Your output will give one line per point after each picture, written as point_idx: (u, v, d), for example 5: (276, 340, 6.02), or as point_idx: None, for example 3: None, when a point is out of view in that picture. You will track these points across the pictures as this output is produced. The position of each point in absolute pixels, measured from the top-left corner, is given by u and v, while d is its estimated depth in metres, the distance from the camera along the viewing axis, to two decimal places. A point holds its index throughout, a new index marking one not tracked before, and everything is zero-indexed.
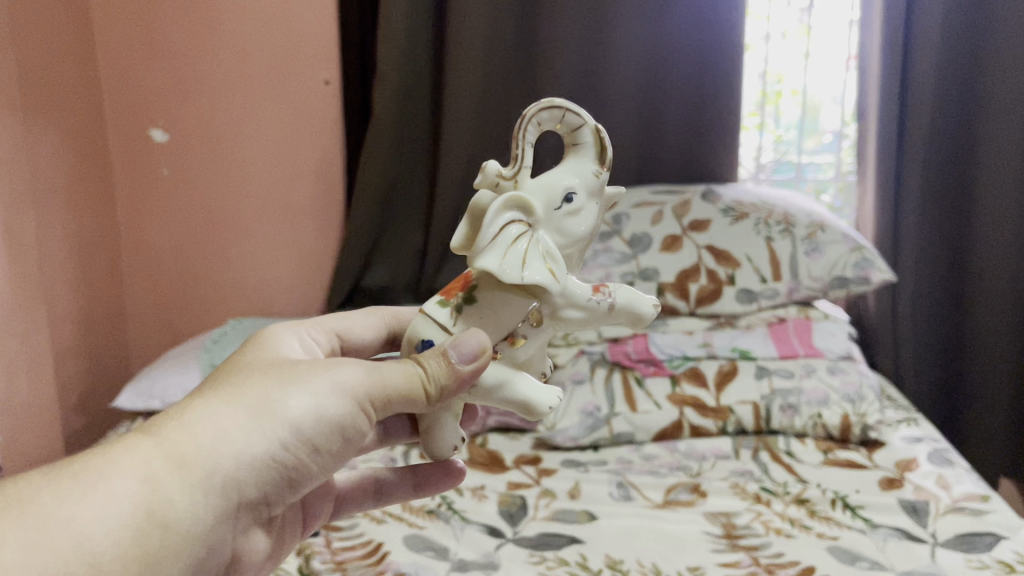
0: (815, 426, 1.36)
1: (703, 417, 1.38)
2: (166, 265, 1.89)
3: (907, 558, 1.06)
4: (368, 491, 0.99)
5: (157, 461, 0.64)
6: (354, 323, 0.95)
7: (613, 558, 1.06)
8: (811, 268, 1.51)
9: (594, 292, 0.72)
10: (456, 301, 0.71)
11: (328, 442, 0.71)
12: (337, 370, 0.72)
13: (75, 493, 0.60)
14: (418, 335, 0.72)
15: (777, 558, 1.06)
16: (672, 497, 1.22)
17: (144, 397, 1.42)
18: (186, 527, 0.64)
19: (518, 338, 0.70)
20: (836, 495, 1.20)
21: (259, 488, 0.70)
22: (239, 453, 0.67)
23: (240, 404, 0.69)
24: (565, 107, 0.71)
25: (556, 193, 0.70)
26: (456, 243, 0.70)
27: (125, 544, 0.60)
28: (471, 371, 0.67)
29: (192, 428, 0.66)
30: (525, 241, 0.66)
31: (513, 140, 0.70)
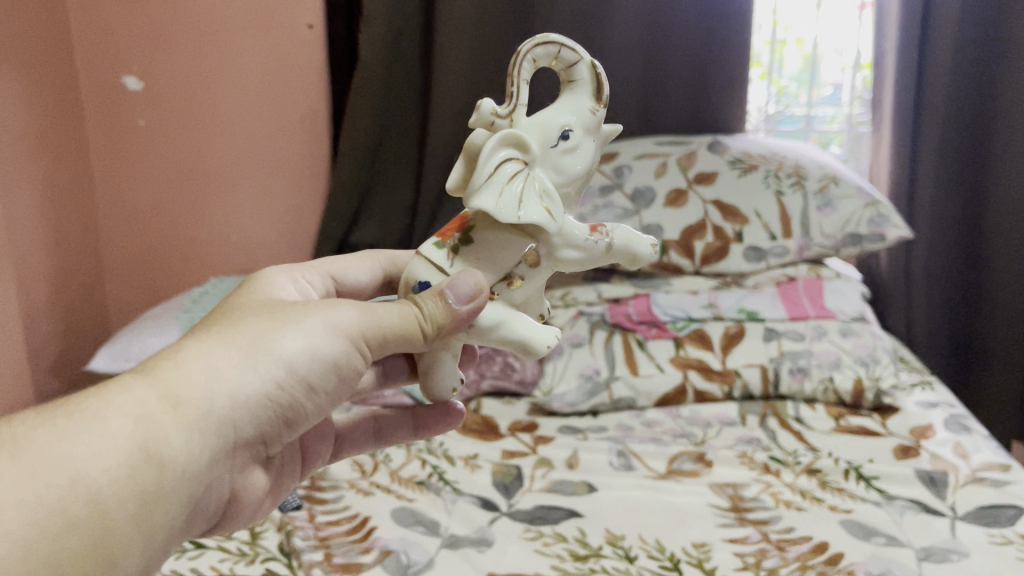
0: (825, 390, 1.30)
1: (707, 381, 1.31)
2: (144, 222, 1.79)
3: (925, 532, 1.00)
4: (368, 431, 0.91)
5: (152, 399, 0.57)
6: (344, 265, 0.86)
7: (614, 534, 1.00)
8: (822, 224, 1.43)
9: (591, 232, 0.64)
10: (453, 241, 0.64)
11: (324, 379, 0.64)
12: (332, 311, 0.64)
13: (67, 428, 0.53)
14: (413, 275, 0.65)
15: (788, 534, 1.00)
16: (675, 468, 1.16)
17: (120, 359, 1.35)
18: (186, 462, 0.58)
19: (515, 279, 0.64)
20: (850, 466, 1.14)
21: (255, 426, 0.63)
22: (235, 393, 0.60)
23: (234, 345, 0.62)
24: (560, 43, 0.62)
25: (552, 129, 0.62)
26: (452, 185, 0.62)
27: (126, 479, 0.53)
28: (468, 311, 0.60)
29: (190, 367, 0.60)
30: (521, 181, 0.59)
31: (510, 75, 0.62)
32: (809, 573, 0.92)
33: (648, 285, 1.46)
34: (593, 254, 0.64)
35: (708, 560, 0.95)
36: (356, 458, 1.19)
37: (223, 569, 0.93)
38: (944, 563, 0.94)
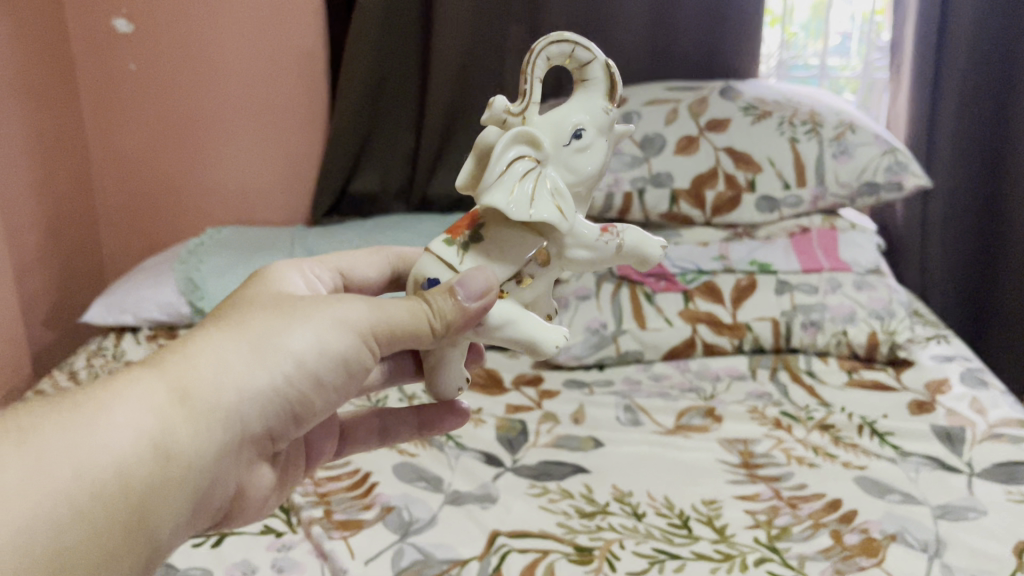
0: (838, 344, 1.27)
1: (717, 335, 1.28)
2: (137, 170, 1.75)
3: (942, 490, 0.97)
4: (375, 429, 0.86)
5: (162, 393, 0.53)
6: (352, 261, 0.79)
7: (621, 491, 0.98)
8: (838, 173, 1.38)
9: (602, 232, 0.60)
10: (463, 238, 0.59)
11: (333, 375, 0.60)
12: (342, 305, 0.60)
13: (76, 417, 0.50)
14: (422, 274, 0.61)
15: (800, 491, 0.97)
16: (684, 423, 1.13)
17: (116, 311, 1.32)
18: (194, 453, 0.54)
19: (524, 277, 0.60)
20: (863, 422, 1.11)
21: (264, 422, 0.59)
22: (242, 389, 0.56)
23: (241, 340, 0.57)
24: (575, 41, 0.59)
25: (564, 129, 0.59)
26: (462, 182, 0.60)
27: (132, 471, 0.50)
28: (478, 308, 0.56)
29: (198, 360, 0.55)
30: (533, 180, 0.56)
31: (522, 73, 0.59)
32: (822, 531, 0.90)
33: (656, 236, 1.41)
34: (603, 254, 0.61)
35: (719, 518, 0.93)
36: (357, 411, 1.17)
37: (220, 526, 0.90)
38: (960, 521, 0.91)
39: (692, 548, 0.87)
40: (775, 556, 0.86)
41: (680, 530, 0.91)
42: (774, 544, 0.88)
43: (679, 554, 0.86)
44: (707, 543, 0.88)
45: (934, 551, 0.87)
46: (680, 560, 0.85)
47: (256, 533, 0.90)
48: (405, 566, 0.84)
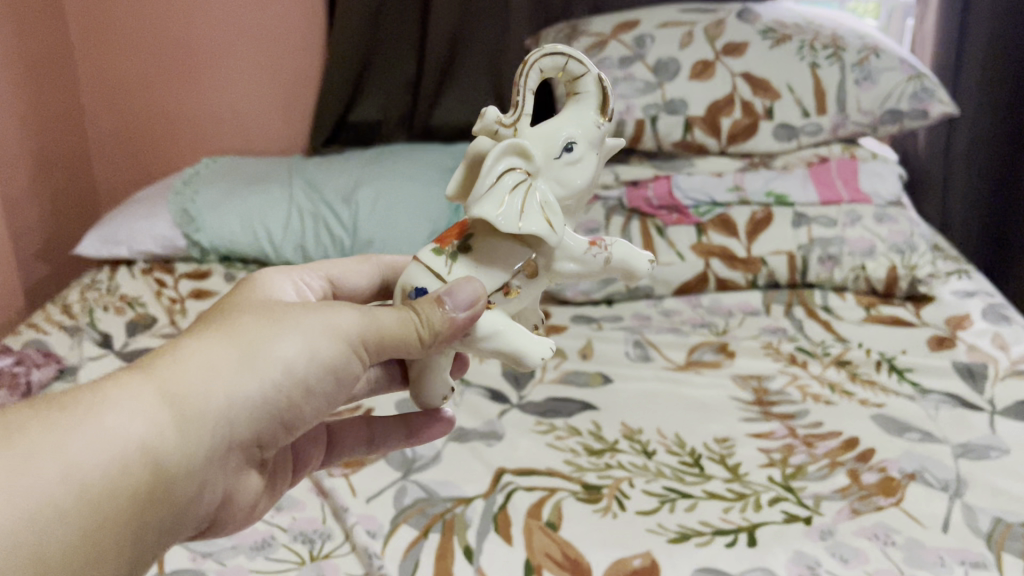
0: (856, 279, 1.23)
1: (731, 269, 1.24)
2: (131, 98, 1.69)
3: (962, 428, 0.94)
4: (361, 438, 0.74)
5: (152, 399, 0.47)
6: (343, 267, 0.69)
7: (630, 428, 0.95)
8: (860, 100, 1.31)
9: (589, 246, 0.55)
10: (451, 248, 0.54)
11: (322, 383, 0.54)
12: (333, 311, 0.54)
13: (59, 420, 0.44)
14: (409, 282, 0.55)
15: (816, 429, 0.94)
16: (695, 359, 1.10)
17: (109, 244, 1.30)
18: (183, 461, 0.48)
19: (512, 288, 0.53)
20: (882, 358, 1.07)
21: (253, 428, 0.52)
22: (231, 395, 0.50)
23: (229, 343, 0.51)
24: (569, 54, 0.53)
25: (555, 141, 0.53)
26: (451, 193, 0.54)
27: (115, 483, 0.44)
28: (466, 317, 0.50)
29: (188, 362, 0.49)
30: (522, 193, 0.50)
31: (515, 84, 0.53)
32: (838, 470, 0.87)
33: (669, 167, 1.36)
34: (590, 267, 0.55)
35: (732, 456, 0.90)
36: None
37: None
38: (981, 460, 0.88)
39: (704, 487, 0.85)
40: (790, 495, 0.83)
41: (691, 468, 0.88)
42: (789, 483, 0.85)
43: (690, 493, 0.84)
44: (720, 482, 0.85)
45: (955, 491, 0.84)
46: (692, 499, 0.83)
47: None
48: (408, 503, 0.82)
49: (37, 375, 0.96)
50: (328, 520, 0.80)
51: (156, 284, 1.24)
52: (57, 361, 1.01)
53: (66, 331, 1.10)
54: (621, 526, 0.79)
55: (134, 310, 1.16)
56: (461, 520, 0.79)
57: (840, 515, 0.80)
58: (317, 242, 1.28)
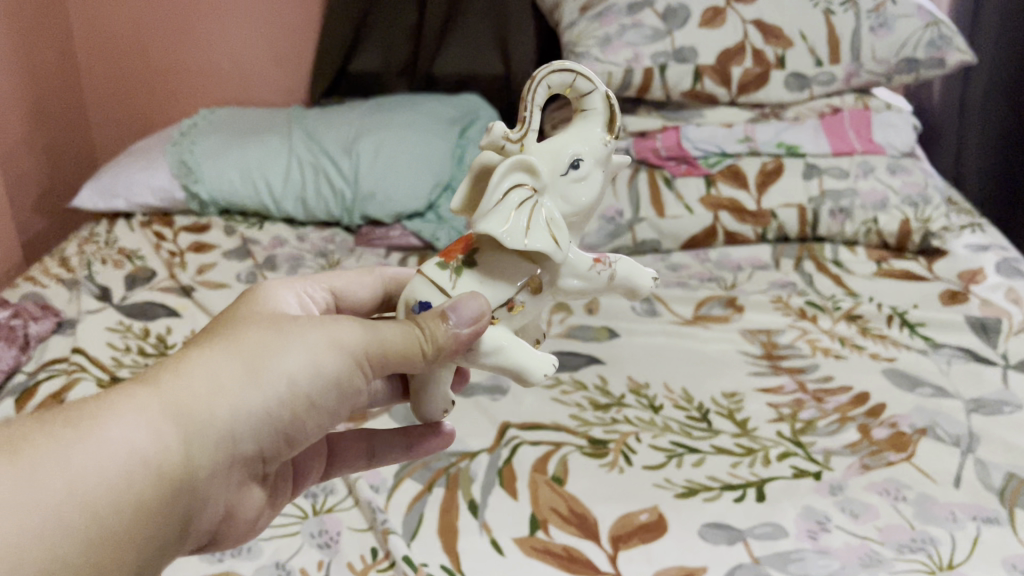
0: (868, 232, 1.21)
1: (740, 223, 1.22)
2: (127, 48, 1.66)
3: (975, 383, 0.92)
4: (361, 448, 0.68)
5: (154, 410, 0.45)
6: (346, 277, 0.64)
7: (636, 382, 0.93)
8: (875, 49, 1.27)
9: (592, 262, 0.51)
10: (456, 261, 0.50)
11: (326, 399, 0.51)
12: (338, 323, 0.51)
13: (59, 431, 0.42)
14: (413, 295, 0.51)
15: (826, 383, 0.93)
16: (703, 313, 1.08)
17: (107, 197, 1.28)
18: (185, 475, 0.46)
19: (516, 303, 0.50)
20: (893, 312, 1.05)
21: (256, 442, 0.50)
22: (234, 409, 0.47)
23: (232, 353, 0.49)
24: (576, 70, 0.51)
25: (561, 156, 0.50)
26: (456, 207, 0.51)
27: (116, 497, 0.42)
28: (469, 334, 0.47)
29: (191, 372, 0.47)
30: (530, 209, 0.47)
31: (522, 99, 0.50)
32: (848, 425, 0.86)
33: (677, 118, 1.32)
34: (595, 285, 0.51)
35: (740, 411, 0.88)
36: None
37: None
38: (995, 415, 0.87)
39: (712, 442, 0.83)
40: (799, 450, 0.82)
41: (699, 423, 0.87)
42: (798, 438, 0.84)
43: (698, 448, 0.82)
44: (728, 437, 0.84)
45: (967, 446, 0.82)
46: (699, 455, 0.81)
47: None
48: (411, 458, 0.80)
49: (34, 330, 0.95)
50: None
51: (154, 237, 1.22)
52: (55, 315, 0.99)
53: (64, 286, 1.08)
54: (628, 482, 0.78)
55: (132, 264, 1.14)
56: (464, 474, 0.78)
57: (850, 470, 0.79)
58: (318, 194, 1.26)
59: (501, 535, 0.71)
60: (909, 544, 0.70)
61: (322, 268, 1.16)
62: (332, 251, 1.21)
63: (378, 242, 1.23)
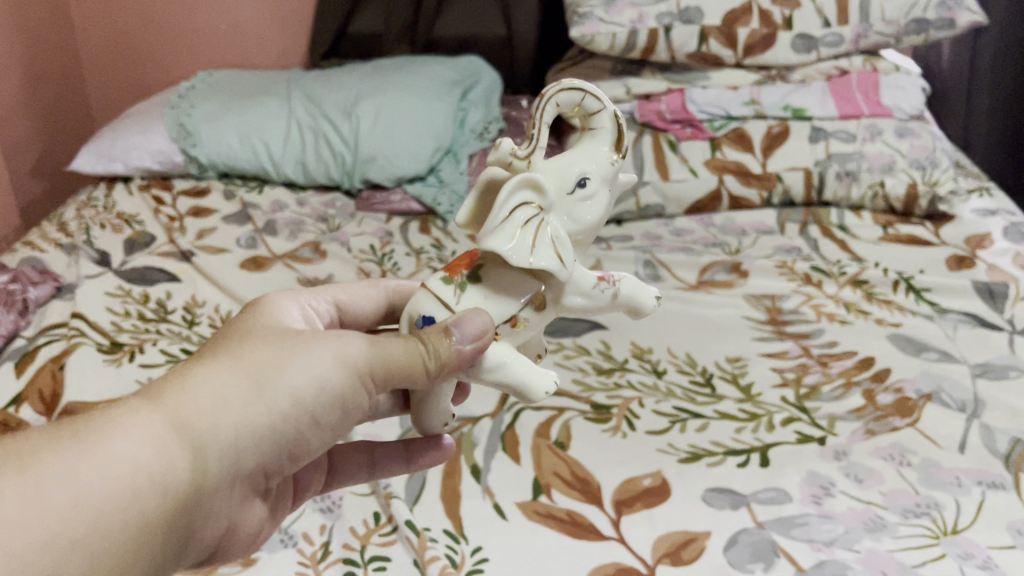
0: (874, 197, 1.20)
1: (745, 187, 1.21)
2: (123, 9, 1.63)
3: (981, 348, 0.91)
4: (362, 461, 0.65)
5: (160, 426, 0.42)
6: (350, 290, 0.61)
7: (640, 347, 0.93)
8: (884, 8, 1.23)
9: (597, 279, 0.49)
10: (461, 276, 0.47)
11: (330, 415, 0.49)
12: (343, 337, 0.49)
13: (60, 450, 0.39)
14: (415, 310, 0.48)
15: (831, 349, 0.92)
16: (707, 279, 1.07)
17: (104, 161, 1.26)
18: (191, 492, 0.44)
19: (520, 320, 0.47)
20: (899, 277, 1.04)
21: (258, 458, 0.48)
22: (241, 423, 0.45)
23: (237, 366, 0.46)
24: (585, 89, 0.48)
25: (565, 175, 0.47)
26: (461, 222, 0.49)
27: (124, 516, 0.40)
28: (472, 351, 0.44)
29: (197, 385, 0.45)
30: (534, 230, 0.45)
31: (531, 115, 0.49)
32: (853, 391, 0.85)
33: (683, 78, 1.29)
34: (598, 302, 0.50)
35: (744, 376, 0.88)
36: (359, 248, 1.11)
37: None
38: (1001, 381, 0.86)
39: (716, 407, 0.83)
40: (804, 415, 0.81)
41: (702, 388, 0.86)
42: (803, 403, 0.83)
43: (701, 413, 0.82)
44: (731, 403, 0.84)
45: (972, 411, 0.82)
46: (703, 420, 0.81)
47: None
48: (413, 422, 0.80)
49: (33, 294, 0.94)
50: None
51: (153, 202, 1.21)
52: (54, 280, 0.99)
53: (63, 250, 1.07)
54: (631, 447, 0.77)
55: (132, 228, 1.13)
56: (467, 440, 0.78)
57: (854, 435, 0.79)
58: (318, 157, 1.25)
59: (503, 500, 0.71)
60: (914, 508, 0.70)
61: (322, 233, 1.15)
62: (333, 216, 1.20)
63: (379, 206, 1.22)
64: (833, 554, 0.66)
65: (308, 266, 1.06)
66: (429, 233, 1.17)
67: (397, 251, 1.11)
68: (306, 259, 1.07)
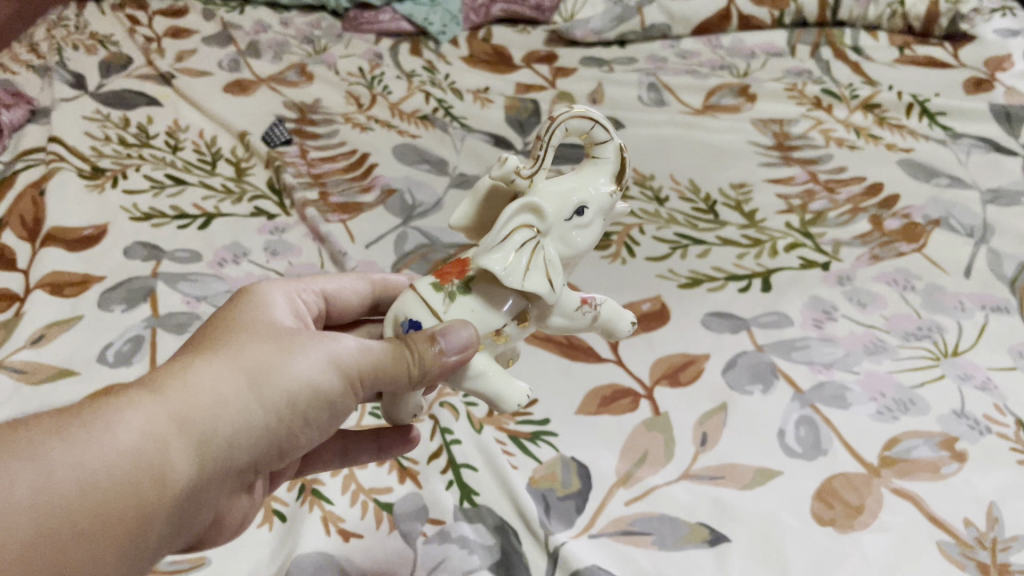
0: (892, 16, 1.14)
1: (756, 7, 1.16)
2: None
3: (994, 172, 0.88)
4: (333, 450, 0.54)
5: (159, 420, 0.37)
6: (335, 279, 0.54)
7: (642, 175, 0.90)
8: None
9: (580, 300, 0.43)
10: (451, 284, 0.42)
11: (325, 417, 0.42)
12: (339, 338, 0.43)
13: (56, 440, 0.35)
14: (400, 312, 0.43)
15: (838, 174, 0.89)
16: (713, 104, 1.02)
17: None
18: (188, 492, 0.38)
19: (504, 333, 0.42)
20: (913, 99, 0.99)
21: (254, 457, 0.41)
22: (239, 423, 0.39)
23: (235, 359, 0.40)
24: (595, 119, 0.42)
25: (565, 203, 0.41)
26: (455, 225, 0.44)
27: (118, 511, 0.35)
28: (457, 361, 0.40)
29: (196, 374, 0.39)
30: (530, 255, 0.39)
31: (538, 135, 0.42)
32: (860, 217, 0.83)
33: None
34: (577, 326, 0.43)
35: (749, 202, 0.85)
36: (349, 72, 1.05)
37: (208, 209, 0.81)
38: (1011, 206, 0.83)
39: (718, 234, 0.81)
40: (808, 241, 0.79)
41: (705, 214, 0.84)
42: (808, 229, 0.81)
43: (703, 240, 0.80)
44: (735, 230, 0.81)
45: (981, 237, 0.80)
46: (704, 246, 0.79)
47: (246, 215, 0.81)
48: (409, 250, 0.79)
49: (7, 116, 0.90)
50: (326, 265, 0.76)
51: (128, 22, 1.14)
52: (28, 104, 0.94)
53: (35, 72, 1.02)
54: (631, 275, 0.76)
55: (106, 50, 1.07)
56: None
57: (859, 261, 0.77)
58: None
59: None
60: (915, 332, 0.69)
61: (308, 55, 1.09)
62: (319, 38, 1.13)
63: (367, 29, 1.15)
64: (832, 377, 0.65)
65: (293, 90, 1.01)
66: (419, 56, 1.11)
67: (387, 74, 1.05)
68: (292, 83, 1.02)
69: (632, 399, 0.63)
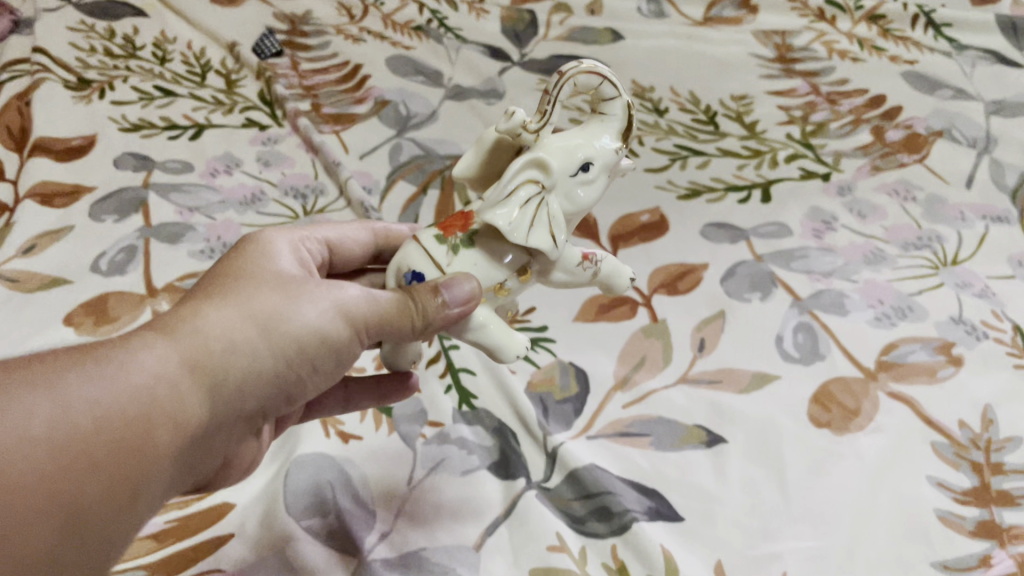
0: None
1: None
2: None
3: (999, 84, 0.87)
4: (335, 398, 0.52)
5: (171, 360, 0.37)
6: (339, 227, 0.53)
7: (641, 87, 0.88)
8: None
9: (581, 256, 0.42)
10: (456, 237, 0.41)
11: (331, 364, 0.42)
12: (344, 287, 0.42)
13: (73, 375, 0.34)
14: (403, 261, 0.42)
15: (841, 86, 0.88)
16: (714, 16, 0.99)
17: None
18: (199, 433, 0.38)
19: (505, 287, 0.41)
20: (919, 10, 0.96)
21: (262, 401, 0.40)
22: (249, 367, 0.39)
23: (244, 303, 0.40)
24: (604, 75, 0.40)
25: (570, 160, 0.40)
26: (460, 177, 0.43)
27: (135, 447, 0.35)
28: (458, 314, 0.39)
29: (206, 316, 0.39)
30: (535, 210, 0.39)
31: (545, 89, 0.41)
32: (862, 129, 0.82)
33: None
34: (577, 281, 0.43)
35: (749, 113, 0.84)
36: None
37: (198, 120, 0.79)
38: (1014, 118, 0.82)
39: (718, 145, 0.79)
40: (809, 153, 0.78)
41: (705, 126, 0.82)
42: (809, 140, 0.80)
43: (703, 151, 0.79)
44: (735, 141, 0.80)
45: (983, 148, 0.79)
46: (704, 157, 0.78)
47: (238, 126, 0.79)
48: (404, 161, 0.77)
49: None
50: (321, 177, 0.75)
51: None
52: (10, 14, 0.91)
53: None
54: (630, 187, 0.75)
55: None
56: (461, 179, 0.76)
57: (860, 172, 0.76)
58: None
59: None
60: (915, 242, 0.69)
61: None
62: None
63: None
64: (831, 285, 0.65)
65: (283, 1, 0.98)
66: None
67: None
68: None
69: (630, 307, 0.63)
